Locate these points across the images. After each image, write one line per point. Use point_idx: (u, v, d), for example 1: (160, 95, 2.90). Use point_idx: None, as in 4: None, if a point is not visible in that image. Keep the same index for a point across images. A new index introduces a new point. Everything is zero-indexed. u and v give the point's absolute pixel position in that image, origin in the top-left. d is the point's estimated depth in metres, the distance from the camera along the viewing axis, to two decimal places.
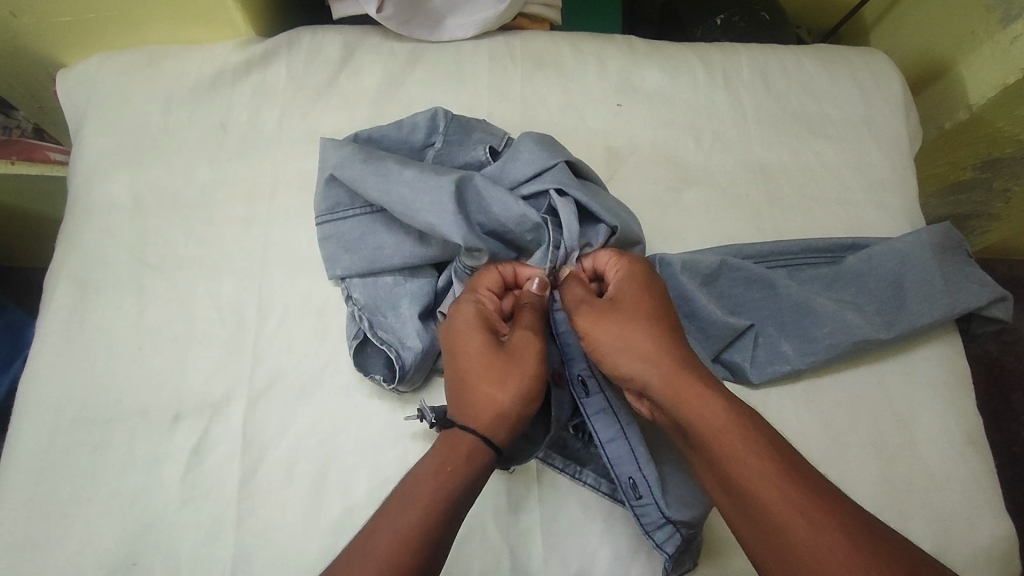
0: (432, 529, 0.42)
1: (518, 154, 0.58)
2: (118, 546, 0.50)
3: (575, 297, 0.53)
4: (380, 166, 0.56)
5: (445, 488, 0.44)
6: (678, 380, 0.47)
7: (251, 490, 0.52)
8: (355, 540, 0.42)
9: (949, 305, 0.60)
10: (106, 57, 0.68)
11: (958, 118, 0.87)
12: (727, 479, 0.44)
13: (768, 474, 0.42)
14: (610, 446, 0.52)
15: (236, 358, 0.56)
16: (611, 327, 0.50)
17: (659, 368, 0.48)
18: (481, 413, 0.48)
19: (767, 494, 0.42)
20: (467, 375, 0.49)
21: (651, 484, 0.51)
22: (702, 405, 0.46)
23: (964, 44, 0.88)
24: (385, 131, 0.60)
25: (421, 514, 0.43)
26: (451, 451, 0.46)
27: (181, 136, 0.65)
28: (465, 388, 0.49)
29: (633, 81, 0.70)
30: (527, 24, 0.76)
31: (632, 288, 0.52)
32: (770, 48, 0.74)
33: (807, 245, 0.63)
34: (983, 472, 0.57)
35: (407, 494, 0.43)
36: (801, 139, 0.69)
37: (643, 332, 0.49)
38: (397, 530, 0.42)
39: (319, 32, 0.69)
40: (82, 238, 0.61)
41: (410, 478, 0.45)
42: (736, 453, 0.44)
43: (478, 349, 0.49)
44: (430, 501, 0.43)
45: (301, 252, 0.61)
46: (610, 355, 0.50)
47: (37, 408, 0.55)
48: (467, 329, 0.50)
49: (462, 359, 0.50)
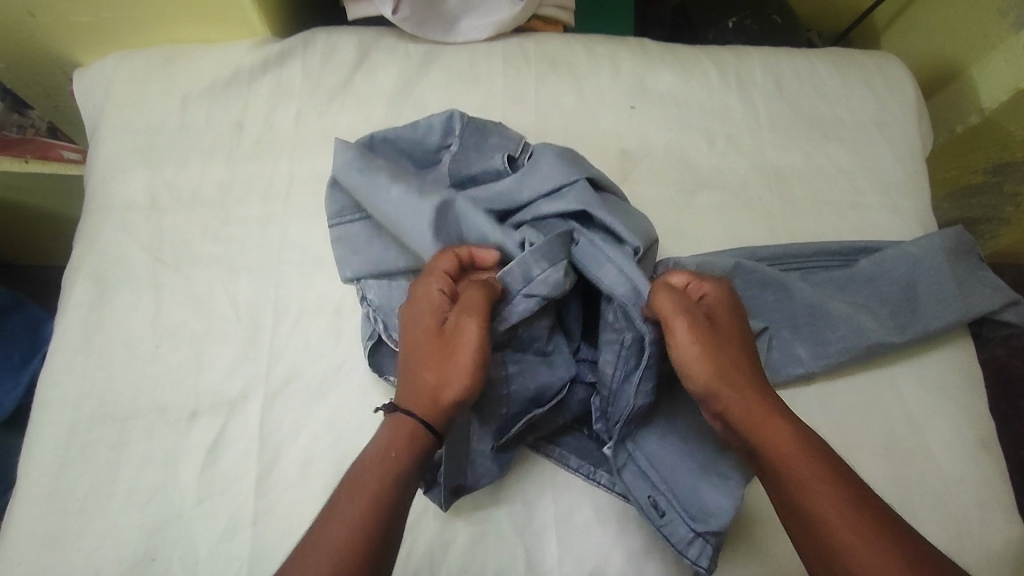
0: (380, 513, 0.43)
1: (538, 167, 0.57)
2: (136, 542, 0.51)
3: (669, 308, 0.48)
4: (374, 179, 0.55)
5: (391, 471, 0.44)
6: (758, 409, 0.47)
7: (268, 487, 0.52)
8: (311, 530, 0.42)
9: (962, 308, 0.60)
10: (122, 57, 0.68)
11: (970, 121, 0.88)
12: (803, 508, 0.44)
13: (837, 500, 0.43)
14: (625, 475, 0.52)
15: (252, 357, 0.57)
16: (702, 348, 0.47)
17: (742, 396, 0.47)
18: (418, 400, 0.47)
19: (834, 518, 0.42)
20: (411, 357, 0.48)
21: (672, 502, 0.52)
22: (776, 428, 0.46)
23: (976, 48, 0.89)
24: (399, 131, 0.61)
25: (369, 499, 0.43)
26: (394, 435, 0.46)
27: (197, 136, 0.66)
28: (407, 374, 0.48)
29: (646, 83, 0.71)
30: (540, 25, 0.77)
31: (722, 312, 0.50)
32: (782, 51, 0.74)
33: (819, 248, 0.63)
34: (996, 476, 0.57)
35: (355, 482, 0.44)
36: (813, 142, 0.70)
37: (726, 354, 0.48)
38: (349, 519, 0.42)
39: (334, 33, 0.70)
40: (100, 237, 0.62)
41: (356, 467, 0.45)
42: (805, 473, 0.44)
43: (423, 335, 0.48)
44: (377, 484, 0.44)
45: (316, 252, 0.61)
46: (699, 375, 0.47)
47: (55, 404, 0.55)
48: (421, 317, 0.49)
49: (408, 344, 0.49)
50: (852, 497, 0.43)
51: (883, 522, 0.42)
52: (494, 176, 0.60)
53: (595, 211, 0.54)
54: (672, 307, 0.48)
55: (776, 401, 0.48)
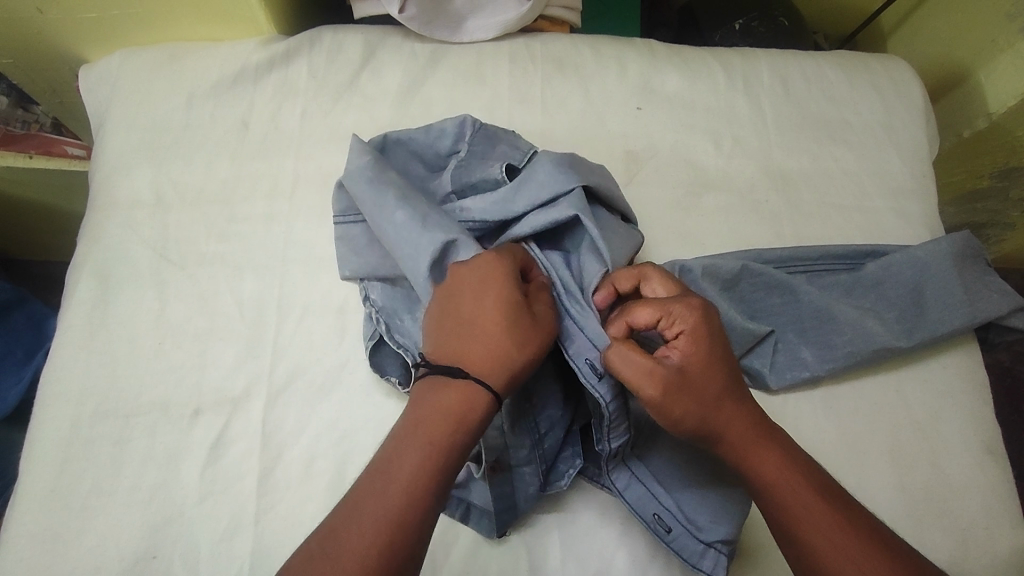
0: (432, 480, 0.42)
1: (534, 176, 0.56)
2: (138, 540, 0.51)
3: (635, 367, 0.46)
4: (380, 197, 0.54)
5: (449, 442, 0.43)
6: (746, 449, 0.47)
7: (271, 485, 0.52)
8: (356, 488, 0.43)
9: (970, 313, 0.60)
10: (127, 54, 0.68)
11: (976, 126, 0.88)
12: (795, 535, 0.44)
13: (834, 535, 0.43)
14: (627, 492, 0.52)
15: (256, 355, 0.57)
16: (677, 406, 0.45)
17: (726, 433, 0.47)
18: (490, 366, 0.45)
19: (827, 552, 0.43)
20: (482, 322, 0.47)
21: (677, 515, 0.52)
22: (764, 461, 0.46)
23: (983, 52, 0.89)
24: (413, 134, 0.61)
25: (421, 464, 0.43)
26: (450, 397, 0.45)
27: (202, 133, 0.66)
28: (474, 336, 0.47)
29: (653, 85, 0.71)
30: (547, 25, 0.76)
31: (695, 349, 0.47)
32: (790, 54, 0.74)
33: (825, 251, 0.63)
34: (1002, 482, 0.57)
35: (405, 446, 0.43)
36: (820, 145, 0.69)
37: (700, 403, 0.46)
38: (385, 505, 0.41)
39: (340, 31, 0.70)
40: (105, 233, 0.62)
41: (391, 451, 0.43)
42: (796, 503, 0.45)
43: (501, 306, 0.47)
44: (432, 450, 0.43)
45: (320, 251, 0.61)
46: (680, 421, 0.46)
47: (58, 400, 0.55)
48: (498, 286, 0.48)
49: (479, 307, 0.47)
50: (845, 523, 0.44)
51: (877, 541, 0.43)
52: (492, 185, 0.59)
53: (586, 218, 0.53)
54: (634, 369, 0.45)
55: (761, 430, 0.47)
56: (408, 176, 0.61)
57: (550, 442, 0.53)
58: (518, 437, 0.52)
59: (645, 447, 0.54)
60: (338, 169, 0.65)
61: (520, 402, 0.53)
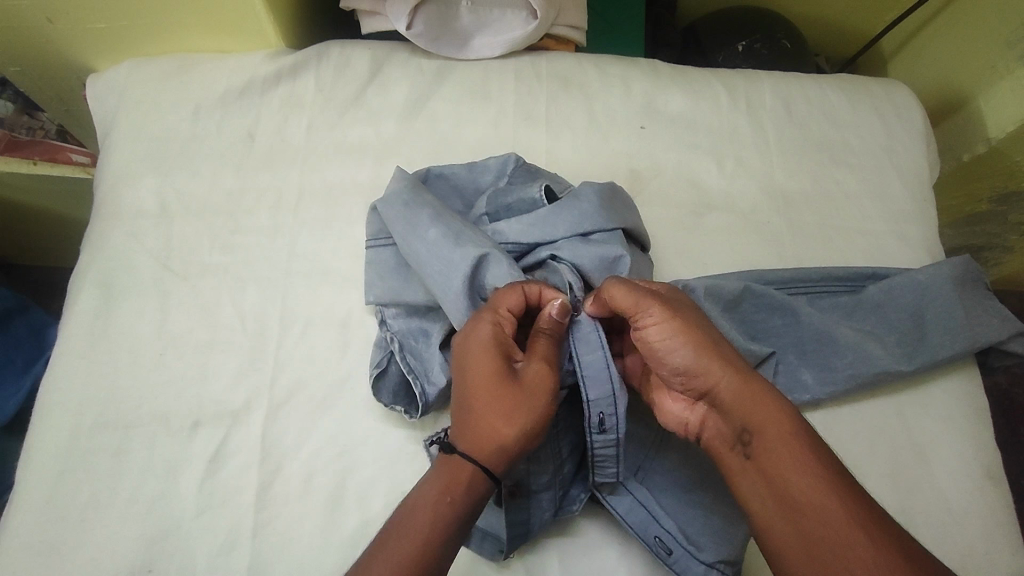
0: (431, 553, 0.42)
1: (578, 204, 0.57)
2: (134, 553, 0.50)
3: (628, 296, 0.49)
4: (415, 216, 0.56)
5: (443, 517, 0.43)
6: (749, 387, 0.46)
7: (269, 500, 0.52)
8: (357, 566, 0.42)
9: (970, 338, 0.60)
10: (136, 65, 0.69)
11: (976, 150, 0.88)
12: (784, 480, 0.43)
13: (822, 483, 0.42)
14: (628, 514, 0.51)
15: (258, 367, 0.57)
16: (677, 333, 0.48)
17: (731, 368, 0.47)
18: (482, 444, 0.45)
19: (815, 497, 0.42)
20: (472, 396, 0.46)
21: (679, 538, 0.51)
22: (763, 403, 0.46)
23: (983, 78, 0.90)
24: (456, 169, 0.62)
25: (416, 548, 0.42)
26: (443, 477, 0.45)
27: (209, 144, 0.66)
28: (469, 413, 0.46)
29: (657, 104, 0.71)
30: (553, 44, 0.77)
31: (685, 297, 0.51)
32: (793, 76, 0.75)
33: (826, 273, 0.63)
34: (1001, 508, 0.56)
35: (399, 534, 0.42)
36: (822, 167, 0.70)
37: (703, 335, 0.48)
38: (397, 562, 0.41)
39: (348, 46, 0.70)
40: (108, 242, 0.62)
41: (409, 504, 0.44)
42: (791, 448, 0.44)
43: (486, 373, 0.46)
44: (426, 533, 0.42)
45: (323, 264, 0.61)
46: (681, 350, 0.48)
47: (57, 410, 0.55)
48: (482, 354, 0.47)
49: (469, 381, 0.47)
50: (834, 469, 0.43)
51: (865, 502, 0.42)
52: (529, 205, 0.59)
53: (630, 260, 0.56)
54: (628, 298, 0.48)
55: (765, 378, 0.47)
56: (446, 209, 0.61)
57: (569, 466, 0.53)
58: (541, 459, 0.52)
59: (649, 473, 0.54)
60: (343, 183, 0.65)
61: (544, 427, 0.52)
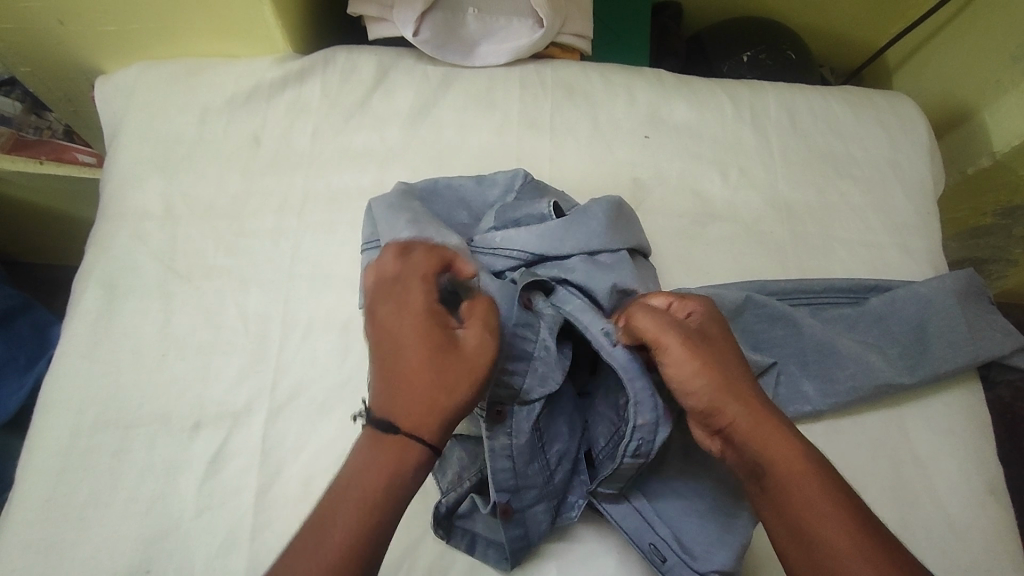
0: (375, 525, 0.41)
1: (587, 223, 0.57)
2: (132, 553, 0.50)
3: (654, 325, 0.48)
4: (394, 219, 0.56)
5: (387, 490, 0.42)
6: (761, 427, 0.46)
7: (268, 503, 0.52)
8: (298, 540, 0.41)
9: (972, 352, 0.60)
10: (143, 67, 0.69)
11: (980, 164, 0.88)
12: (801, 524, 0.43)
13: (838, 521, 0.42)
14: (625, 521, 0.51)
15: (259, 369, 0.57)
16: (695, 369, 0.47)
17: (746, 405, 0.46)
18: (422, 416, 0.43)
19: (838, 540, 0.41)
20: (406, 365, 0.44)
21: (675, 546, 0.51)
22: (779, 441, 0.45)
23: (988, 91, 0.90)
24: (463, 182, 0.62)
25: (360, 518, 0.41)
26: (380, 449, 0.43)
27: (215, 147, 0.66)
28: (403, 385, 0.44)
29: (661, 113, 0.72)
30: (559, 53, 0.77)
31: (711, 327, 0.50)
32: (798, 88, 0.75)
33: (829, 284, 0.63)
34: (1003, 524, 0.56)
35: (340, 504, 0.41)
36: (826, 179, 0.70)
37: (720, 370, 0.48)
38: (341, 534, 0.40)
39: (355, 52, 0.70)
40: (113, 242, 0.62)
41: (347, 477, 0.42)
42: (806, 484, 0.43)
43: (424, 342, 0.45)
44: (369, 500, 0.41)
45: (326, 268, 0.62)
46: (698, 388, 0.47)
47: (58, 409, 0.55)
48: (419, 321, 0.46)
49: (402, 351, 0.45)
50: (850, 511, 0.42)
51: (885, 545, 0.41)
52: (536, 221, 0.59)
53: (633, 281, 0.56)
54: (653, 326, 0.48)
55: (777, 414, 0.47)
56: (451, 221, 0.61)
57: (559, 477, 0.52)
58: (529, 472, 0.51)
59: (649, 482, 0.54)
60: (347, 188, 0.66)
61: (534, 438, 0.51)
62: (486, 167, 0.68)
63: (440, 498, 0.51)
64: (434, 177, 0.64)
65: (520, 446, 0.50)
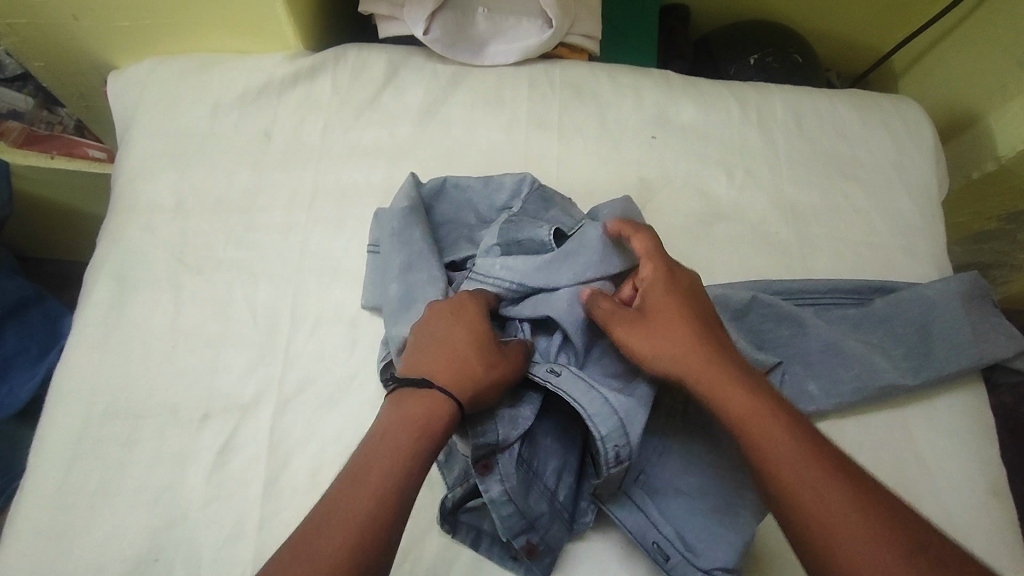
0: (399, 479, 0.42)
1: (583, 252, 0.55)
2: (140, 542, 0.51)
3: (603, 311, 0.50)
4: (400, 230, 0.59)
5: (415, 446, 0.44)
6: (714, 384, 0.47)
7: (275, 493, 0.53)
8: (334, 488, 0.42)
9: (976, 353, 0.60)
10: (156, 63, 0.70)
11: (985, 168, 0.89)
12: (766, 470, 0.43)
13: (790, 455, 0.43)
14: (628, 520, 0.52)
15: (268, 361, 0.57)
16: (642, 342, 0.49)
17: (696, 359, 0.48)
18: (458, 383, 0.47)
19: (790, 476, 0.42)
20: (452, 344, 0.49)
21: (678, 544, 0.51)
22: (729, 389, 0.46)
23: (995, 97, 0.91)
24: (472, 184, 0.62)
25: (388, 465, 0.43)
26: (414, 406, 0.45)
27: (226, 142, 0.67)
28: (446, 357, 0.48)
29: (668, 114, 0.72)
30: (567, 53, 0.78)
31: (660, 293, 0.51)
32: (804, 91, 0.76)
33: (833, 285, 0.64)
34: (1005, 526, 0.56)
35: (359, 470, 0.42)
36: (831, 181, 0.70)
37: (671, 335, 0.49)
38: (369, 483, 0.42)
39: (365, 50, 0.71)
40: (125, 235, 0.63)
41: (380, 434, 0.44)
42: (765, 428, 0.44)
43: (472, 333, 0.49)
44: (396, 455, 0.43)
45: (335, 262, 0.62)
46: (651, 359, 0.49)
47: (69, 398, 0.55)
48: (470, 316, 0.51)
49: (449, 334, 0.49)
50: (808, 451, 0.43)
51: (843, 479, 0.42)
52: (536, 246, 0.57)
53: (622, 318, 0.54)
54: (601, 309, 0.51)
55: (732, 363, 0.48)
56: (457, 223, 0.63)
57: (564, 493, 0.52)
58: (532, 504, 0.50)
59: (652, 479, 0.54)
60: (356, 184, 0.66)
61: (523, 471, 0.51)
62: (494, 165, 0.68)
63: (446, 494, 0.52)
64: (445, 175, 0.65)
65: (513, 487, 0.50)
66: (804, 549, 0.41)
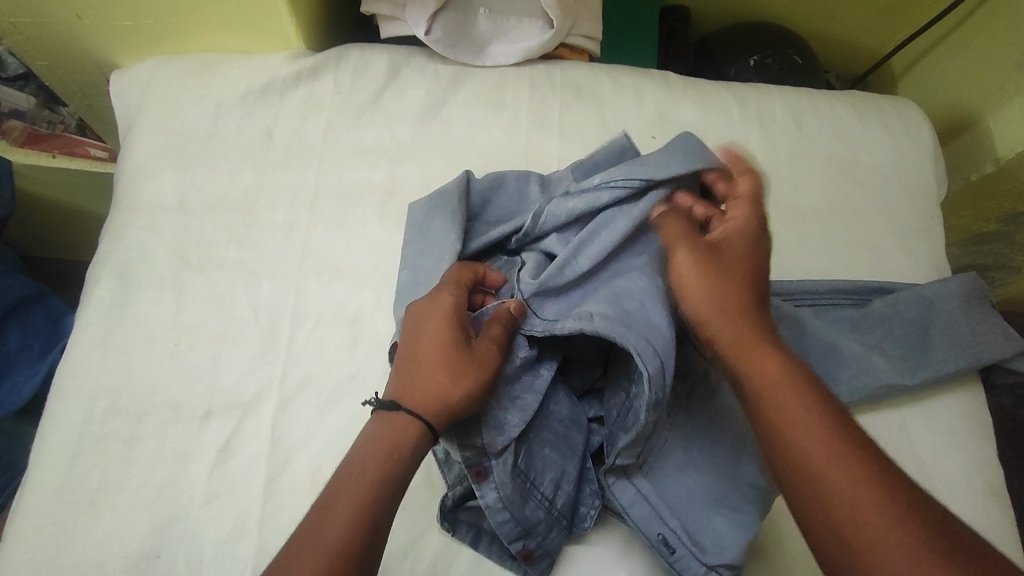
0: (395, 466, 0.45)
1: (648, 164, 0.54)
2: (142, 539, 0.51)
3: (674, 228, 0.50)
4: (430, 219, 0.59)
5: (408, 439, 0.46)
6: (745, 334, 0.44)
7: (276, 490, 0.53)
8: (337, 475, 0.44)
9: (974, 353, 0.60)
10: (158, 62, 0.70)
11: (984, 169, 0.90)
12: (776, 429, 0.40)
13: (809, 417, 0.40)
14: (632, 508, 0.52)
15: (269, 359, 0.58)
16: (692, 276, 0.47)
17: (732, 322, 0.45)
18: (425, 402, 0.47)
19: (798, 433, 0.40)
20: (421, 360, 0.49)
21: (683, 536, 0.51)
22: (758, 350, 0.43)
23: (993, 98, 0.91)
24: (508, 180, 0.62)
25: (384, 453, 0.45)
26: (387, 426, 0.46)
27: (228, 141, 0.67)
28: (415, 374, 0.48)
29: (668, 115, 0.72)
30: (567, 53, 0.78)
31: (733, 235, 0.49)
32: (804, 92, 0.76)
33: (833, 287, 0.64)
34: (1003, 525, 0.57)
35: (357, 459, 0.45)
36: (831, 181, 0.71)
37: (726, 269, 0.47)
38: (367, 468, 0.44)
39: (366, 50, 0.71)
40: (127, 233, 0.63)
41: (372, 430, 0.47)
42: (784, 390, 0.41)
43: (440, 344, 0.49)
44: (389, 446, 0.45)
45: (337, 261, 0.63)
46: (687, 295, 0.47)
47: (72, 396, 0.56)
48: (437, 322, 0.50)
49: (420, 346, 0.49)
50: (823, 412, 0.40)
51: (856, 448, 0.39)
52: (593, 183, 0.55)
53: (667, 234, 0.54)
54: (672, 228, 0.50)
55: (767, 331, 0.45)
56: (497, 217, 0.62)
57: (561, 501, 0.52)
58: (528, 512, 0.51)
59: (657, 469, 0.54)
60: (358, 183, 0.66)
61: (520, 481, 0.51)
62: (496, 165, 0.68)
63: (446, 491, 0.53)
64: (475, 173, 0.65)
65: (508, 496, 0.50)
66: (803, 503, 0.39)
